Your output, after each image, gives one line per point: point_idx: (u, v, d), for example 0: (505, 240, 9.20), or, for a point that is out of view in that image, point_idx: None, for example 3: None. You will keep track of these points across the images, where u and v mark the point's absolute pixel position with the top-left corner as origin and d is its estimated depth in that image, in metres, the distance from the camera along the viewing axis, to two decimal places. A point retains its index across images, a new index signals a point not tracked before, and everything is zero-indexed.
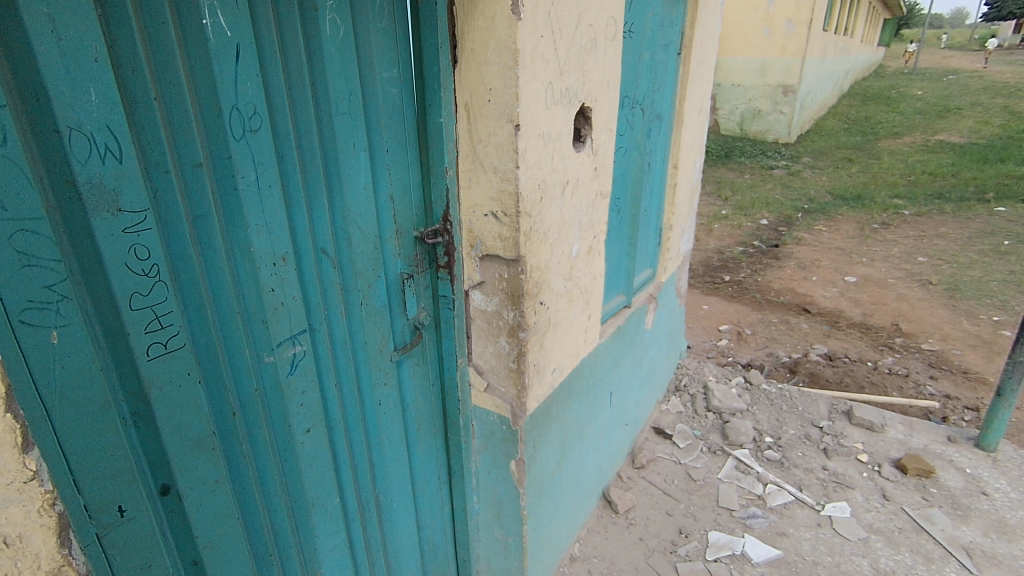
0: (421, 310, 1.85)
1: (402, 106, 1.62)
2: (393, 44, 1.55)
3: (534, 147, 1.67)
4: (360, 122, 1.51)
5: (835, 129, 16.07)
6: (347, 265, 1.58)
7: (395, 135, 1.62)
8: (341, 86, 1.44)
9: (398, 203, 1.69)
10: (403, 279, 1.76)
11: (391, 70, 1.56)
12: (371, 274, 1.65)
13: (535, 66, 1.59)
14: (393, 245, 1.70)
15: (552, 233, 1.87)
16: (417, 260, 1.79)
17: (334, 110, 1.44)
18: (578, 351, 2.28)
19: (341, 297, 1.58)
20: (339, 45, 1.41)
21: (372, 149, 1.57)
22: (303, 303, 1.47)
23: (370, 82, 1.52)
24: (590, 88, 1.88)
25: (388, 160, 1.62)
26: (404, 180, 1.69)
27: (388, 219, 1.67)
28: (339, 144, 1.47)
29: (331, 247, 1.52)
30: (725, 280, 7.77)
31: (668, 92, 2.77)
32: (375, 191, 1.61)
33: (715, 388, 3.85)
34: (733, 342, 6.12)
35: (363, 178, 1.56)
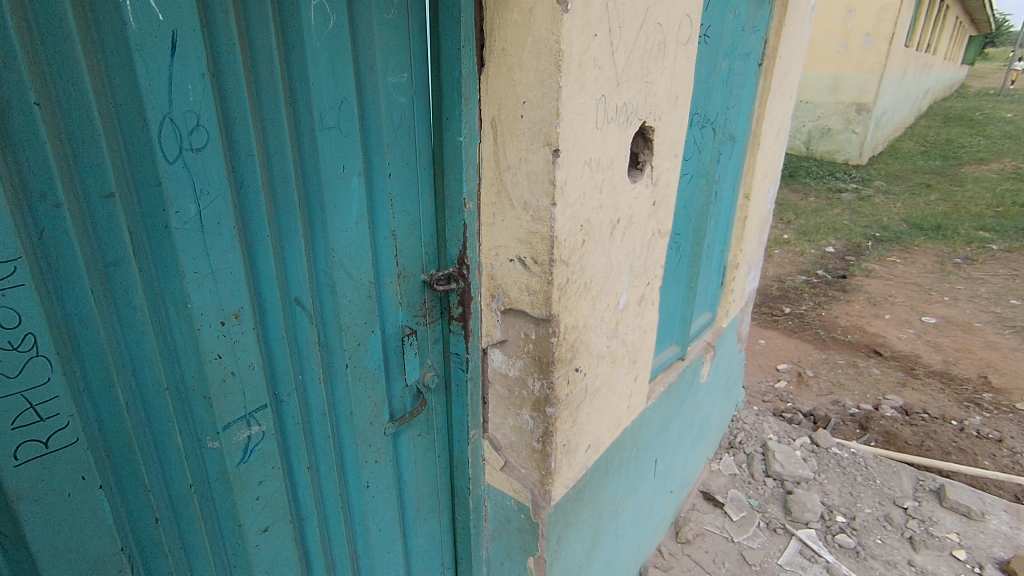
0: (427, 369, 1.51)
1: (412, 119, 1.29)
2: (404, 41, 1.22)
3: (578, 178, 1.29)
4: (355, 139, 1.19)
5: (912, 150, 14.95)
6: (329, 318, 1.25)
7: (401, 155, 1.29)
8: (331, 92, 1.12)
9: (402, 240, 1.35)
10: (405, 333, 1.42)
11: (399, 74, 1.23)
12: (363, 330, 1.31)
13: (584, 75, 1.21)
14: (393, 291, 1.37)
15: (594, 284, 1.48)
16: (424, 310, 1.45)
17: (320, 122, 1.11)
18: (619, 421, 1.88)
19: (320, 358, 1.26)
20: (329, 39, 1.09)
21: (369, 174, 1.24)
22: (266, 369, 1.14)
23: (370, 88, 1.19)
24: (653, 104, 1.49)
25: (391, 186, 1.29)
26: (411, 212, 1.35)
27: (387, 260, 1.33)
28: (324, 166, 1.14)
29: (310, 296, 1.20)
30: (784, 312, 7.12)
31: (743, 111, 2.34)
32: (372, 227, 1.28)
33: (776, 449, 3.35)
34: (793, 384, 5.51)
35: (356, 209, 1.23)
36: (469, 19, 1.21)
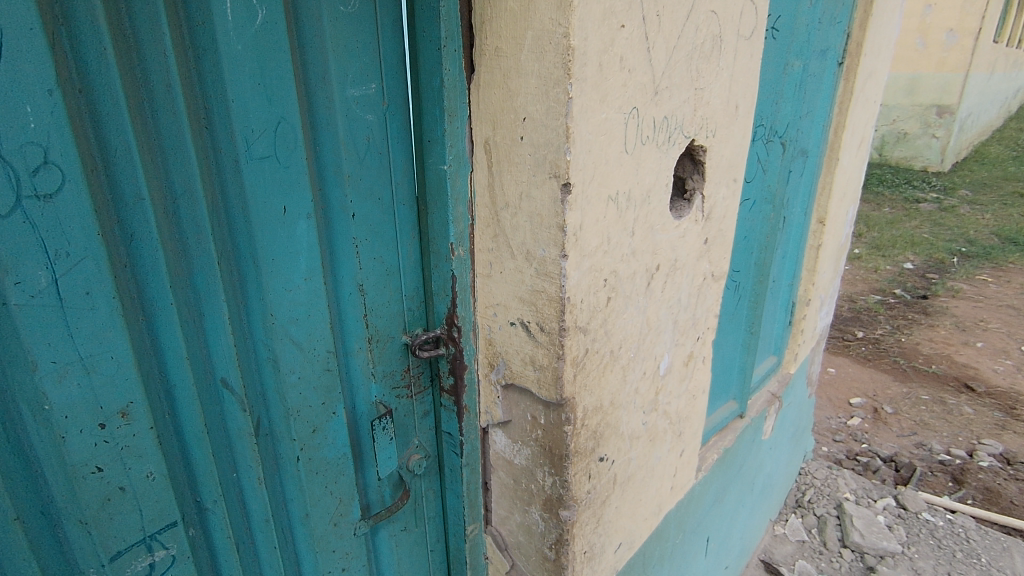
0: (413, 450, 1.21)
1: (385, 142, 1.00)
2: (369, 41, 0.93)
3: (599, 219, 0.96)
4: (301, 172, 0.90)
5: (1002, 156, 13.60)
6: (272, 401, 0.97)
7: (369, 188, 0.99)
8: (262, 111, 0.84)
9: (373, 296, 1.05)
10: (381, 408, 1.12)
11: (363, 85, 0.94)
12: (322, 413, 1.02)
13: (607, 82, 0.88)
14: (363, 359, 1.07)
15: (625, 350, 1.14)
16: (406, 378, 1.15)
17: (246, 151, 0.83)
18: (660, 506, 1.52)
19: (260, 452, 0.98)
20: (256, 39, 0.80)
21: (326, 216, 0.96)
22: (178, 475, 0.87)
23: (321, 103, 0.91)
24: (704, 116, 1.14)
25: (358, 229, 1.00)
26: (387, 259, 1.05)
27: (354, 322, 1.04)
28: (255, 208, 0.86)
29: (242, 376, 0.92)
30: (856, 337, 6.43)
31: (818, 120, 1.94)
32: (330, 280, 0.99)
33: (853, 512, 2.86)
34: (868, 423, 4.88)
35: (307, 261, 0.94)
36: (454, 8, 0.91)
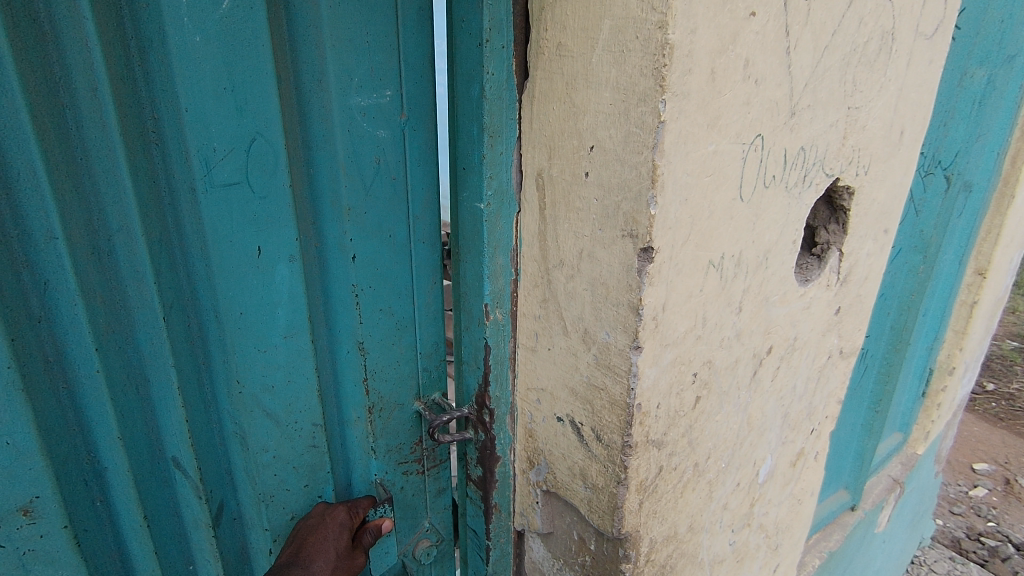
0: (421, 534, 1.26)
1: (396, 164, 0.95)
2: (377, 56, 0.87)
3: (693, 295, 0.66)
4: (282, 201, 0.83)
5: None
6: (235, 456, 0.93)
7: (371, 232, 0.95)
8: (230, 126, 0.76)
9: (376, 358, 1.04)
10: (378, 491, 1.13)
11: (374, 95, 0.89)
12: (301, 496, 1.01)
13: (721, 97, 0.59)
14: (361, 430, 1.07)
15: (714, 461, 0.84)
16: (414, 453, 1.17)
17: (207, 176, 0.76)
18: None
19: (216, 513, 0.94)
20: (219, 32, 0.72)
21: (321, 257, 0.91)
22: (102, 531, 0.81)
23: (319, 130, 0.85)
24: (855, 145, 0.81)
25: (358, 274, 0.96)
26: (394, 312, 1.03)
27: (353, 387, 1.03)
28: (218, 250, 0.79)
29: (192, 422, 0.85)
30: (983, 389, 5.54)
31: (991, 149, 1.49)
32: (328, 338, 0.97)
33: None
34: (996, 496, 4.12)
35: (288, 316, 0.89)
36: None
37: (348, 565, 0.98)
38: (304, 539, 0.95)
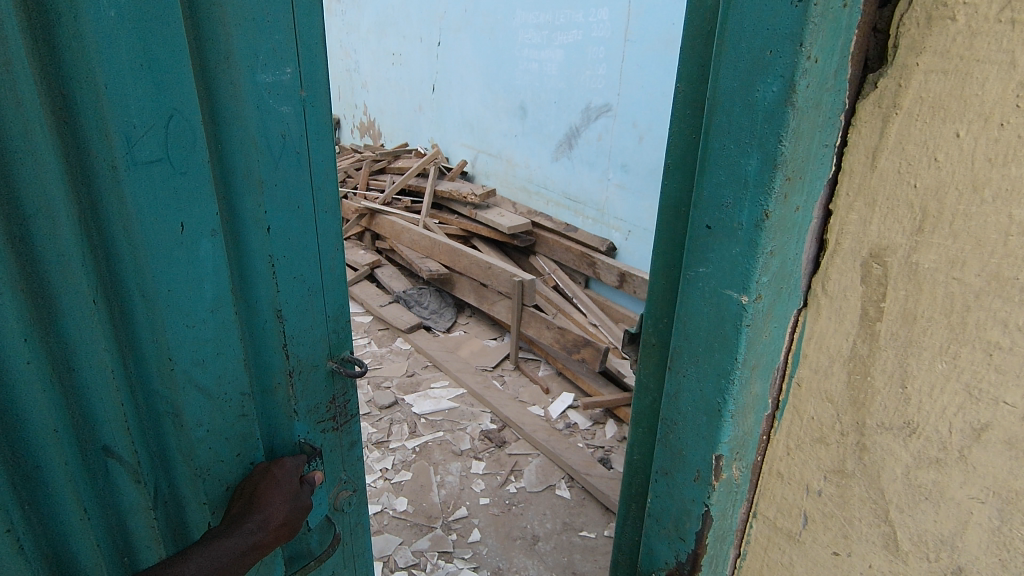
0: (339, 486, 1.33)
1: (303, 138, 0.99)
2: (278, 37, 0.90)
3: None
4: (202, 174, 0.84)
5: None
6: (170, 441, 0.94)
7: (286, 207, 0.99)
8: (148, 101, 0.75)
9: (293, 325, 1.08)
10: (307, 448, 1.17)
11: (279, 69, 0.92)
12: (234, 466, 1.02)
13: None
14: (285, 394, 1.11)
15: None
16: (328, 411, 1.22)
17: (128, 154, 0.76)
18: None
19: (153, 495, 0.94)
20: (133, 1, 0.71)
21: (235, 230, 0.95)
22: (34, 521, 0.78)
23: (228, 104, 0.87)
24: None
25: (273, 246, 1.00)
26: (308, 279, 1.08)
27: (273, 354, 1.07)
28: (140, 227, 0.79)
29: (126, 410, 0.86)
30: None
31: None
32: (246, 309, 1.00)
33: None
34: None
35: (215, 290, 0.91)
36: (828, 48, 0.71)
37: (299, 514, 1.01)
38: (255, 491, 0.98)
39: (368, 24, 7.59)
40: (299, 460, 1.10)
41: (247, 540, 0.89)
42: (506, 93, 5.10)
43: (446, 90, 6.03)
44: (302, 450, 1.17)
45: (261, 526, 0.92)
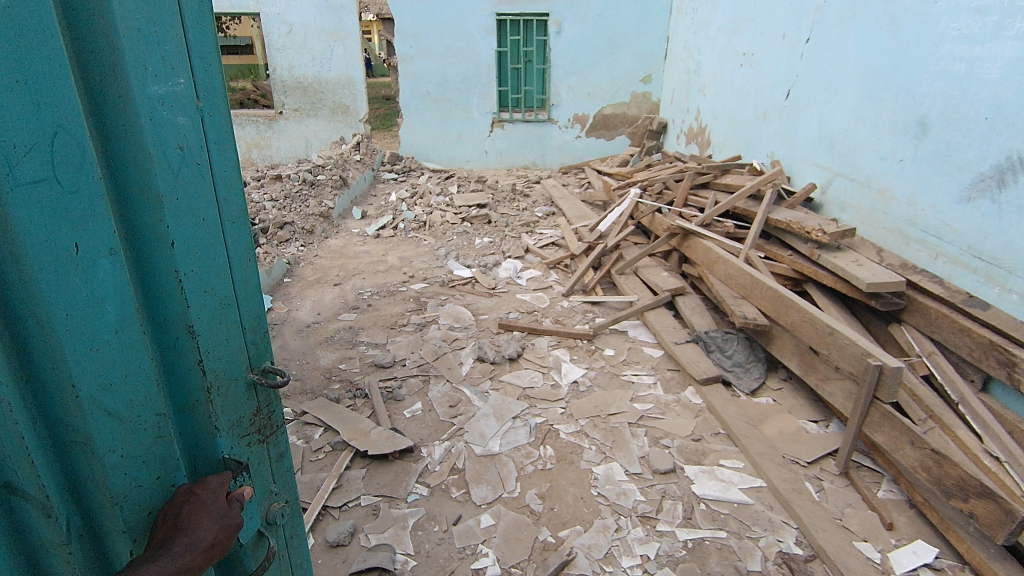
0: (271, 500, 1.26)
1: (198, 148, 0.95)
2: (162, 45, 0.86)
3: None
4: (93, 190, 0.78)
5: None
6: (81, 470, 0.82)
7: (189, 217, 0.94)
8: (27, 115, 0.68)
9: (207, 339, 1.00)
10: (232, 464, 1.08)
11: (169, 79, 0.88)
12: (154, 490, 0.92)
13: None
14: (206, 410, 1.03)
15: None
16: (252, 424, 1.16)
17: (11, 172, 0.67)
18: None
19: (67, 529, 0.81)
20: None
21: (133, 246, 0.88)
22: None
23: (116, 115, 0.82)
24: None
25: (180, 258, 0.93)
26: (218, 291, 1.02)
27: (188, 371, 0.98)
28: (30, 250, 0.71)
29: (29, 444, 0.75)
30: None
31: None
32: (151, 328, 0.93)
33: None
34: None
35: (119, 308, 0.83)
36: None
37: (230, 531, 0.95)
38: (177, 519, 0.90)
39: (721, 21, 6.85)
40: (225, 477, 1.01)
41: (177, 563, 0.84)
42: (899, 103, 3.82)
43: (805, 97, 4.95)
44: (224, 468, 1.09)
45: (194, 542, 0.87)
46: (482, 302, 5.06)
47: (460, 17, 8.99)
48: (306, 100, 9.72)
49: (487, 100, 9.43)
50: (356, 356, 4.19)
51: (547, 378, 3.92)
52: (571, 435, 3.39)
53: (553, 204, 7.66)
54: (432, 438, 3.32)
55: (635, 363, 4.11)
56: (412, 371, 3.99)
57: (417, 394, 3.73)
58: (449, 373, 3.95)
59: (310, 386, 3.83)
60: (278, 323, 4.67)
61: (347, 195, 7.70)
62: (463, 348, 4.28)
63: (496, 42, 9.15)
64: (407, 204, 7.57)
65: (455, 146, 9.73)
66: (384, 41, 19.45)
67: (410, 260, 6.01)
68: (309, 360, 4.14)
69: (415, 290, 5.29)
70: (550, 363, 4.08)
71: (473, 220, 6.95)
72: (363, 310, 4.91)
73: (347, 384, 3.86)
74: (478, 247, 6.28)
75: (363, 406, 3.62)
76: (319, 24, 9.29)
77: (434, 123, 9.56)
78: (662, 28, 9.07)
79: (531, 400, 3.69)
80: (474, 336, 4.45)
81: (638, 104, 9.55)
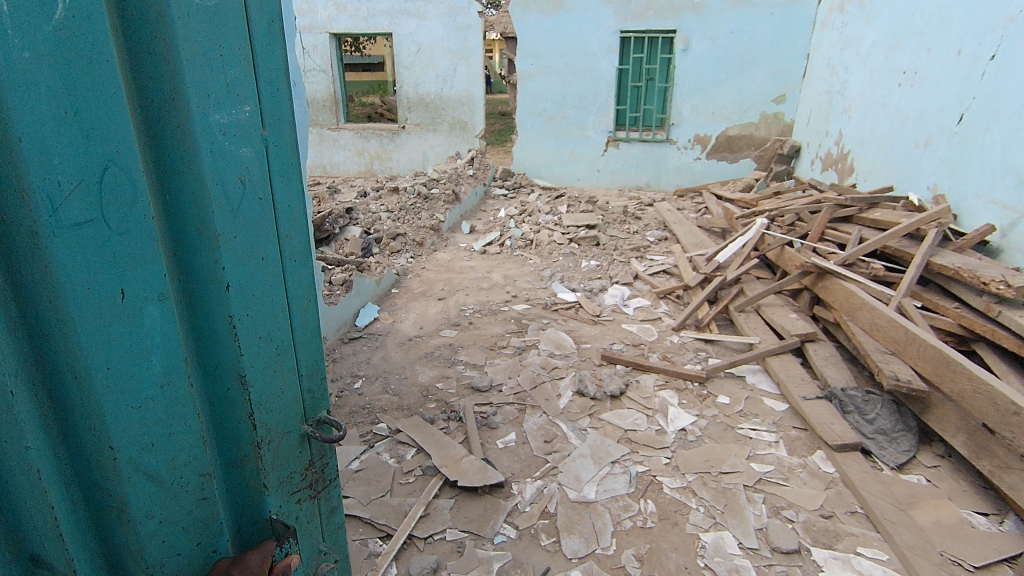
0: (321, 560, 1.22)
1: (263, 179, 0.93)
2: (226, 71, 0.85)
3: None
4: (143, 233, 0.76)
5: None
6: (116, 537, 0.80)
7: (248, 265, 0.92)
8: (77, 151, 0.67)
9: (259, 391, 0.98)
10: (279, 527, 1.04)
11: (232, 107, 0.87)
12: (193, 557, 0.90)
13: None
14: (256, 466, 1.00)
15: None
16: (305, 479, 1.13)
17: (51, 217, 0.66)
18: None
19: None
20: (54, 43, 0.64)
21: (186, 292, 0.86)
22: None
23: (176, 146, 0.81)
24: None
25: (236, 304, 0.91)
26: (275, 337, 1.00)
27: (237, 425, 0.96)
28: (75, 302, 0.69)
29: (59, 512, 0.74)
30: None
31: None
32: (202, 385, 0.91)
33: None
34: None
35: (165, 360, 0.81)
36: None
37: None
38: None
39: (876, 37, 6.14)
40: (267, 549, 0.97)
41: None
42: None
43: (984, 123, 4.23)
44: (272, 530, 1.05)
45: None
46: (585, 330, 4.83)
47: (583, 35, 8.90)
48: (428, 115, 10.10)
49: (604, 119, 9.23)
50: (454, 375, 4.13)
51: (651, 422, 3.60)
52: (676, 491, 3.06)
53: (667, 229, 7.27)
54: (525, 475, 3.14)
55: (754, 414, 3.66)
56: (508, 398, 3.85)
57: (512, 424, 3.58)
58: (546, 405, 3.76)
59: (407, 403, 3.82)
60: (383, 334, 4.76)
61: (458, 209, 7.83)
62: (562, 378, 4.07)
63: (618, 60, 8.94)
64: (515, 221, 7.54)
65: (567, 164, 9.61)
66: (504, 60, 19.95)
67: (514, 279, 5.93)
68: (408, 375, 4.14)
69: (517, 311, 5.18)
70: (656, 405, 3.75)
71: (580, 241, 6.75)
72: (464, 328, 4.88)
73: (443, 405, 3.80)
74: (584, 270, 6.07)
75: (456, 429, 3.53)
76: (445, 44, 9.62)
77: (548, 140, 9.53)
78: (802, 44, 8.37)
79: (632, 444, 3.40)
80: (574, 366, 4.23)
81: (768, 125, 8.87)
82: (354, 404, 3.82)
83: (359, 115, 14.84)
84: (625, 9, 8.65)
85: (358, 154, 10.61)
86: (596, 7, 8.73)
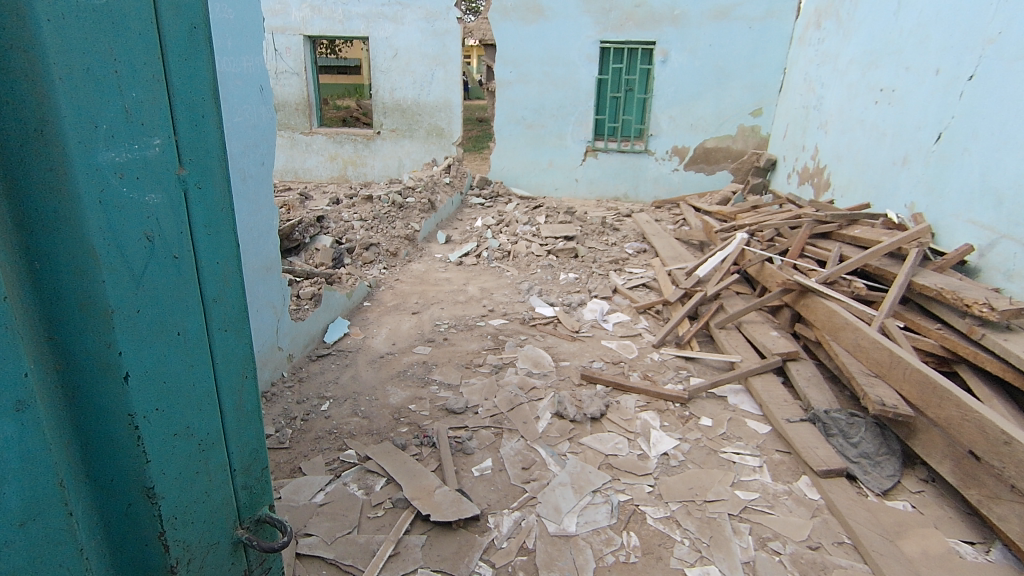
0: None
1: (165, 237, 0.91)
2: (117, 101, 0.82)
3: None
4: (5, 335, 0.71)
5: None
6: None
7: (157, 369, 0.92)
8: None
9: (172, 502, 0.98)
10: None
11: (121, 146, 0.83)
12: None
13: None
14: None
15: None
16: None
17: None
18: None
19: None
20: None
21: (74, 389, 0.83)
22: None
23: (42, 204, 0.76)
24: None
25: (141, 402, 0.91)
26: (195, 431, 1.02)
27: (150, 547, 0.97)
28: None
29: None
30: None
31: None
32: (99, 509, 0.89)
33: None
34: None
35: (24, 497, 0.75)
36: None
37: None
38: None
39: (853, 53, 6.19)
40: None
41: None
42: None
43: (963, 142, 4.25)
44: None
45: None
46: (564, 346, 4.69)
47: (563, 44, 8.82)
48: (404, 121, 9.90)
49: (582, 128, 9.16)
50: (427, 397, 3.95)
51: (633, 446, 3.47)
52: (659, 522, 2.92)
53: (645, 241, 7.20)
54: (501, 506, 2.97)
55: (736, 437, 3.55)
56: (484, 421, 3.67)
57: (488, 449, 3.41)
58: (524, 429, 3.59)
59: (377, 427, 3.61)
60: (353, 351, 4.54)
61: (434, 218, 7.64)
62: (540, 398, 3.92)
63: (598, 69, 8.89)
64: (492, 232, 7.39)
65: (545, 173, 9.51)
66: (482, 66, 19.83)
67: (491, 292, 5.77)
68: (379, 397, 3.94)
69: (494, 326, 5.01)
70: (637, 428, 3.62)
71: (559, 253, 6.63)
72: (439, 345, 4.69)
73: (415, 428, 3.60)
74: (562, 283, 5.94)
75: (429, 456, 3.34)
76: (423, 49, 9.44)
77: (527, 149, 9.43)
78: (778, 58, 8.43)
79: (613, 471, 3.26)
80: (553, 386, 4.08)
81: (745, 138, 8.91)
82: (321, 428, 3.60)
83: (334, 119, 14.55)
84: (605, 19, 8.60)
85: (331, 159, 10.34)
86: (576, 16, 8.66)
